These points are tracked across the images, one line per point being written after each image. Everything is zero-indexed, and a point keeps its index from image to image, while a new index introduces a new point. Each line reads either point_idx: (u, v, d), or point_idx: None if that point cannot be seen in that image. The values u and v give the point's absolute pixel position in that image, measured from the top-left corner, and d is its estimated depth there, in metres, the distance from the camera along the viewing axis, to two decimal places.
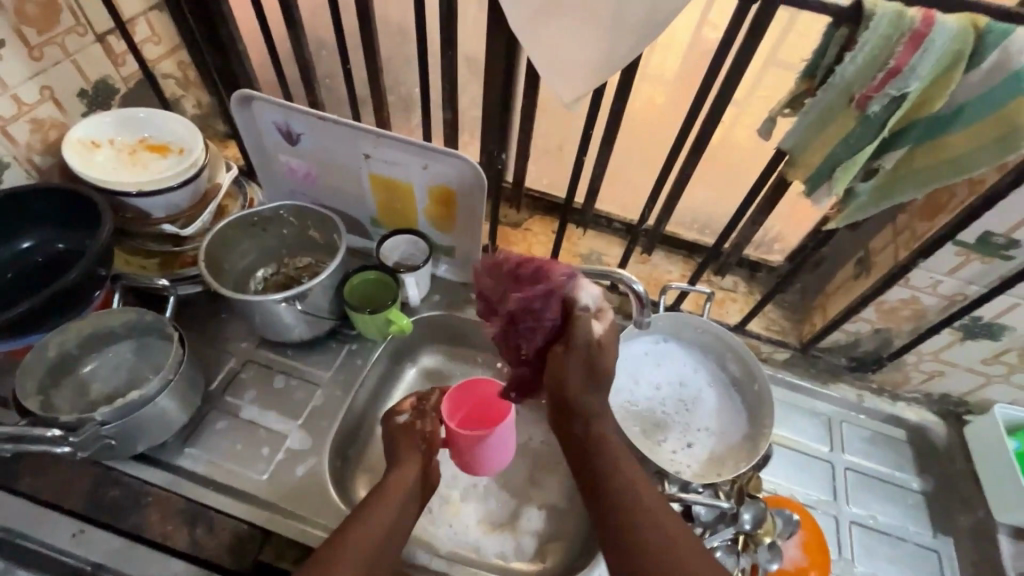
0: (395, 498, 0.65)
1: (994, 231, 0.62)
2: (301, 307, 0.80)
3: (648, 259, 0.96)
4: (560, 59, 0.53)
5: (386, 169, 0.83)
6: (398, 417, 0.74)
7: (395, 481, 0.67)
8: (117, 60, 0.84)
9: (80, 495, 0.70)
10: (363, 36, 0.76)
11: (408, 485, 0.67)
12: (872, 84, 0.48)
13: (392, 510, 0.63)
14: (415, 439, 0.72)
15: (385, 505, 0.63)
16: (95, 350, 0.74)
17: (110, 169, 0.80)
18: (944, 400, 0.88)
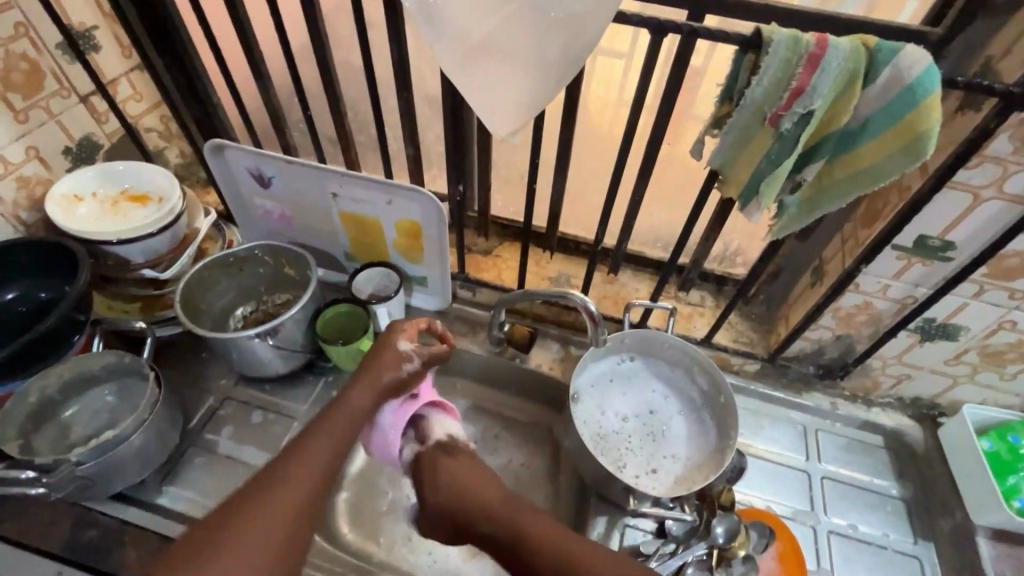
0: (348, 412, 0.65)
1: (929, 233, 0.64)
2: (274, 342, 0.82)
3: (616, 279, 0.98)
4: (491, 96, 0.57)
5: (354, 207, 0.87)
6: (403, 343, 0.71)
7: (347, 403, 0.66)
8: (100, 119, 0.90)
9: (59, 537, 0.71)
10: (326, 84, 0.81)
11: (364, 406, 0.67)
12: (780, 104, 0.52)
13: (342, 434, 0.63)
14: (392, 365, 0.70)
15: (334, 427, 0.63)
16: (76, 394, 0.77)
17: (92, 220, 0.84)
18: (917, 403, 0.88)
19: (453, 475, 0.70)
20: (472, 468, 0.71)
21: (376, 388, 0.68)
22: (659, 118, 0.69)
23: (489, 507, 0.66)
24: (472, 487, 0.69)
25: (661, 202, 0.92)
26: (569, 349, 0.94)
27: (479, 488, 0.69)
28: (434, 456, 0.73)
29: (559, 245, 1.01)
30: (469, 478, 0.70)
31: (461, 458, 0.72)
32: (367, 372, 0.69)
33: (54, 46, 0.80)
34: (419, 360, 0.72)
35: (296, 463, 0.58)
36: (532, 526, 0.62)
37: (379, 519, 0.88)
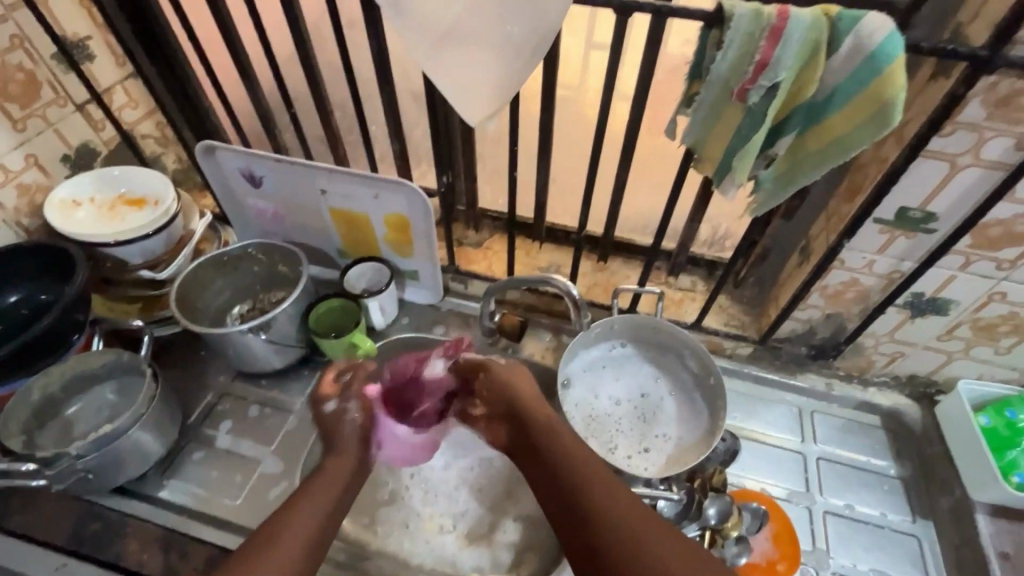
0: (338, 472, 0.64)
1: (909, 206, 0.64)
2: (268, 337, 0.84)
3: (606, 267, 0.98)
4: (462, 83, 0.58)
5: (342, 202, 0.88)
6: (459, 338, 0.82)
7: (335, 465, 0.65)
8: (96, 126, 0.93)
9: (64, 530, 0.73)
10: (311, 83, 0.83)
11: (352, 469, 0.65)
12: (746, 78, 0.52)
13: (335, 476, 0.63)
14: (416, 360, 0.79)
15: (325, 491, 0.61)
16: (78, 392, 0.80)
17: (91, 224, 0.86)
18: (914, 382, 0.87)
19: (504, 388, 0.69)
20: (526, 385, 0.69)
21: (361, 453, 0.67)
22: (635, 101, 0.69)
23: (540, 421, 0.64)
24: (524, 397, 0.67)
25: (647, 188, 0.92)
26: (561, 337, 0.95)
27: (535, 404, 0.66)
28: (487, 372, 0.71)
29: (549, 235, 1.01)
30: (522, 385, 0.69)
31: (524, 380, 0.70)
32: (335, 440, 0.68)
33: (49, 56, 0.83)
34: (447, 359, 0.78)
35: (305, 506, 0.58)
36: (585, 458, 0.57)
37: (377, 510, 0.89)
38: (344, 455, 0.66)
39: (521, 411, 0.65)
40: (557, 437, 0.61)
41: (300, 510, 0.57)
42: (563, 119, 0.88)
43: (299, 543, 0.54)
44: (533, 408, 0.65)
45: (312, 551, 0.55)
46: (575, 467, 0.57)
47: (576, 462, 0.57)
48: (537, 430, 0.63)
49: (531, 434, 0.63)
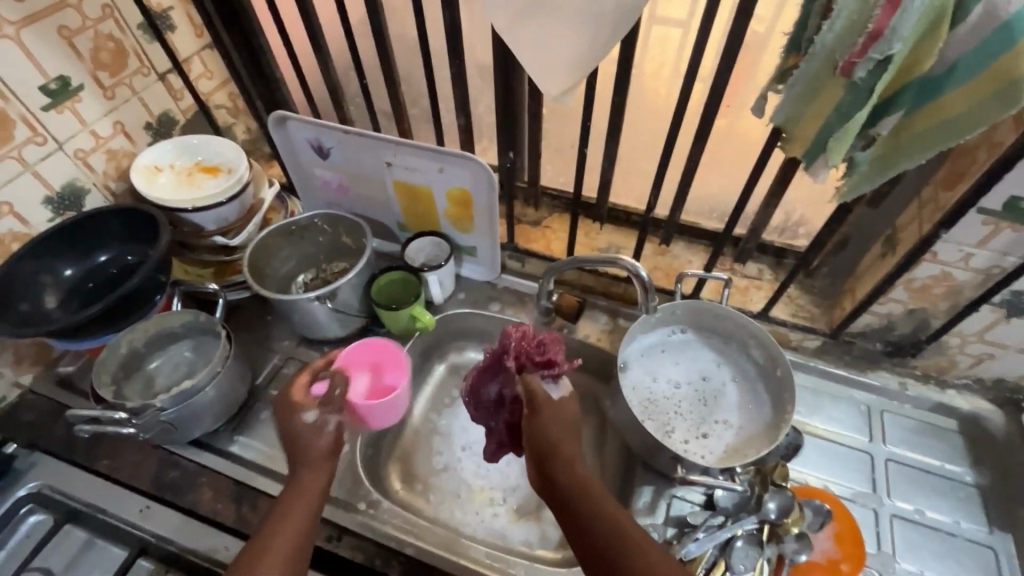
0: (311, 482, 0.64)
1: (1022, 195, 0.59)
2: (333, 306, 0.86)
3: (667, 251, 0.96)
4: (544, 56, 0.57)
5: (407, 175, 0.89)
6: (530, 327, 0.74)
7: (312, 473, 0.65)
8: (176, 95, 0.96)
9: (146, 476, 0.79)
10: (381, 55, 0.83)
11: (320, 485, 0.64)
12: (854, 50, 0.48)
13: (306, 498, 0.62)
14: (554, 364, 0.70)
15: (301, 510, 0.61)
16: (159, 349, 0.84)
17: (171, 189, 0.90)
18: (999, 386, 0.81)
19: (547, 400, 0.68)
20: (568, 422, 0.68)
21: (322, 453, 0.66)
22: (718, 77, 0.66)
23: (573, 459, 0.64)
24: (563, 447, 0.65)
25: (717, 169, 0.88)
26: (618, 320, 0.94)
27: (575, 450, 0.65)
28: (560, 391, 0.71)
29: (609, 216, 0.99)
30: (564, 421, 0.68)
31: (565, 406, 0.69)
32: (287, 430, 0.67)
33: (136, 26, 0.86)
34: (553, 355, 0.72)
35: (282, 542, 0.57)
36: (612, 505, 0.59)
37: (430, 478, 0.91)
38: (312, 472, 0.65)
39: (556, 466, 0.63)
40: (596, 492, 0.60)
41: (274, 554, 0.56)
42: (634, 97, 0.85)
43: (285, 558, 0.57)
44: (570, 444, 0.65)
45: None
46: (603, 502, 0.60)
47: (603, 499, 0.60)
48: (566, 451, 0.64)
49: (562, 464, 0.63)
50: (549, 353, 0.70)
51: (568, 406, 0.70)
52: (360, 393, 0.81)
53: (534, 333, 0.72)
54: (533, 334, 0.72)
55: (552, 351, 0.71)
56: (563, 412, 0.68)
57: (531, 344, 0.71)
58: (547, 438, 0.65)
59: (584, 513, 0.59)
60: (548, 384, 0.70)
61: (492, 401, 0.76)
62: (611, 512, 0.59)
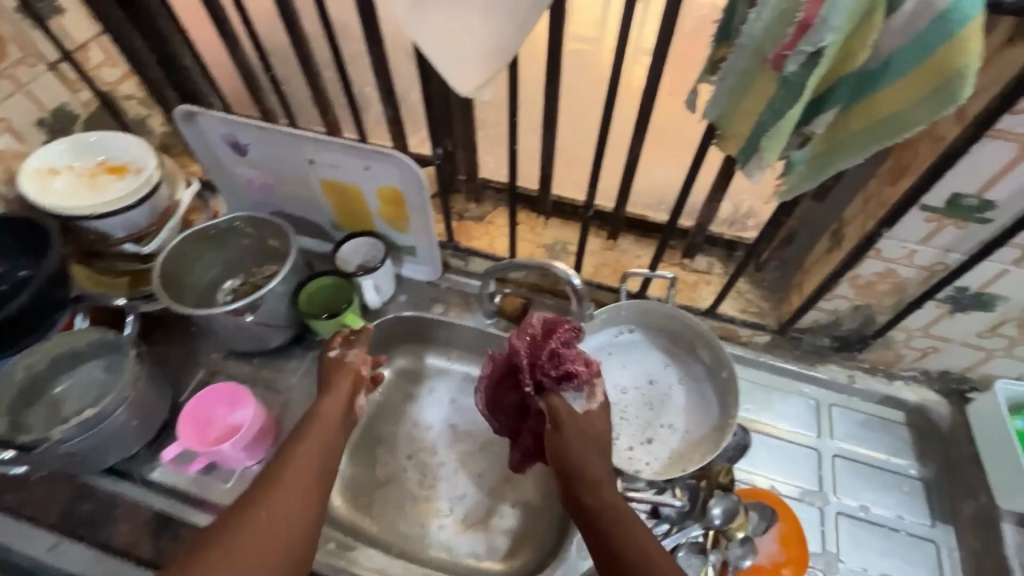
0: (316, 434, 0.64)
1: (964, 192, 0.56)
2: (255, 318, 0.80)
3: (616, 246, 0.91)
4: (450, 47, 0.51)
5: (333, 173, 0.82)
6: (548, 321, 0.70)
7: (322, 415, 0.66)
8: (73, 87, 0.87)
9: (56, 509, 0.73)
10: (294, 41, 0.75)
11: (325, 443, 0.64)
12: (784, 42, 0.43)
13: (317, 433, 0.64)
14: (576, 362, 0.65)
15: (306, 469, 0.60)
16: (65, 370, 0.78)
17: (70, 194, 0.82)
18: (944, 378, 0.80)
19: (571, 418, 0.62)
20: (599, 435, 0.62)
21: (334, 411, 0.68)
22: (652, 66, 0.61)
23: (601, 481, 0.58)
24: (590, 471, 0.59)
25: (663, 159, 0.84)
26: (566, 320, 0.90)
27: (602, 472, 0.59)
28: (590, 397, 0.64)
29: (555, 210, 0.94)
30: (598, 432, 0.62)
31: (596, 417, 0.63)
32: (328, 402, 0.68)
33: (13, 10, 0.76)
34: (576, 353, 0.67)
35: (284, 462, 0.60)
36: (642, 534, 0.54)
37: (372, 492, 0.86)
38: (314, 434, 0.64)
39: (583, 488, 0.58)
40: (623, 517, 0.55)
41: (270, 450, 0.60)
42: None
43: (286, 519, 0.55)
44: (599, 465, 0.59)
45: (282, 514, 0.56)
46: (631, 529, 0.54)
47: (633, 525, 0.55)
48: (593, 472, 0.59)
49: (587, 485, 0.58)
50: (566, 363, 0.65)
51: (596, 421, 0.63)
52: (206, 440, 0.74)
53: (545, 340, 0.67)
54: (548, 342, 0.66)
55: (567, 360, 0.65)
56: (595, 422, 0.63)
57: (546, 355, 0.65)
58: (573, 460, 0.59)
59: (611, 539, 0.54)
60: (570, 397, 0.64)
61: (515, 409, 0.71)
62: (640, 541, 0.53)
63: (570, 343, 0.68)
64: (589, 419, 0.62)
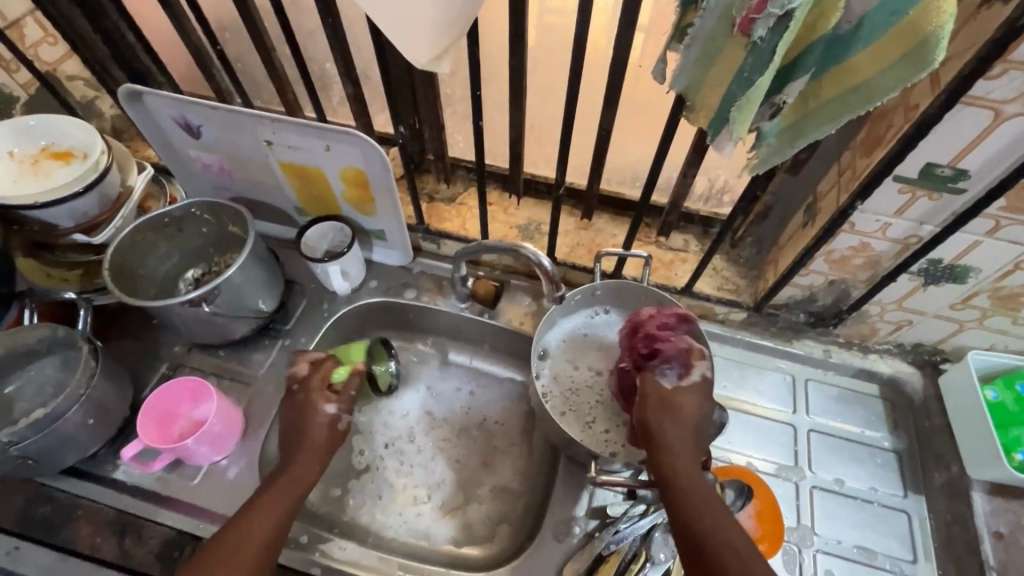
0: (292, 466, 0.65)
1: (937, 162, 0.55)
2: (213, 308, 0.77)
3: (591, 225, 0.89)
4: (398, 14, 0.47)
5: (293, 155, 0.78)
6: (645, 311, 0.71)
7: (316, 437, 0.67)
8: (8, 67, 0.82)
9: (13, 512, 0.70)
10: (243, 14, 0.70)
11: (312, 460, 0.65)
12: (751, 5, 0.41)
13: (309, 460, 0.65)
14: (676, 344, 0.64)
15: (277, 499, 0.62)
16: (16, 368, 0.74)
17: (11, 182, 0.77)
18: (918, 350, 0.80)
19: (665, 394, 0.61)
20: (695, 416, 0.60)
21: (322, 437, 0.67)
22: (619, 34, 0.58)
23: (683, 455, 0.57)
24: (681, 448, 0.58)
25: None
26: (541, 302, 0.88)
27: (690, 452, 0.58)
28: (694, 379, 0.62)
29: (528, 189, 0.92)
30: (692, 409, 0.60)
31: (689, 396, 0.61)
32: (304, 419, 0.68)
33: None
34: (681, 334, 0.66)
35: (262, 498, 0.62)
36: (727, 516, 0.54)
37: (349, 480, 0.83)
38: (298, 458, 0.65)
39: (670, 464, 0.57)
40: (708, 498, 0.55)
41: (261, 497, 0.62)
42: None
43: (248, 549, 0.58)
44: (682, 439, 0.58)
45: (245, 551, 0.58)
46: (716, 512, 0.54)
47: (718, 507, 0.54)
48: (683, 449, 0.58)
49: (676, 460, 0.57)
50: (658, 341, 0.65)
51: (688, 399, 0.61)
52: (164, 434, 0.72)
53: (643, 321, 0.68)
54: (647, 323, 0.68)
55: (668, 338, 0.65)
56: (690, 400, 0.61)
57: (640, 337, 0.67)
58: (662, 436, 0.58)
59: (695, 517, 0.53)
60: (661, 372, 0.63)
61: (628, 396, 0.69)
62: (724, 523, 0.53)
63: (671, 325, 0.67)
64: (682, 397, 0.61)
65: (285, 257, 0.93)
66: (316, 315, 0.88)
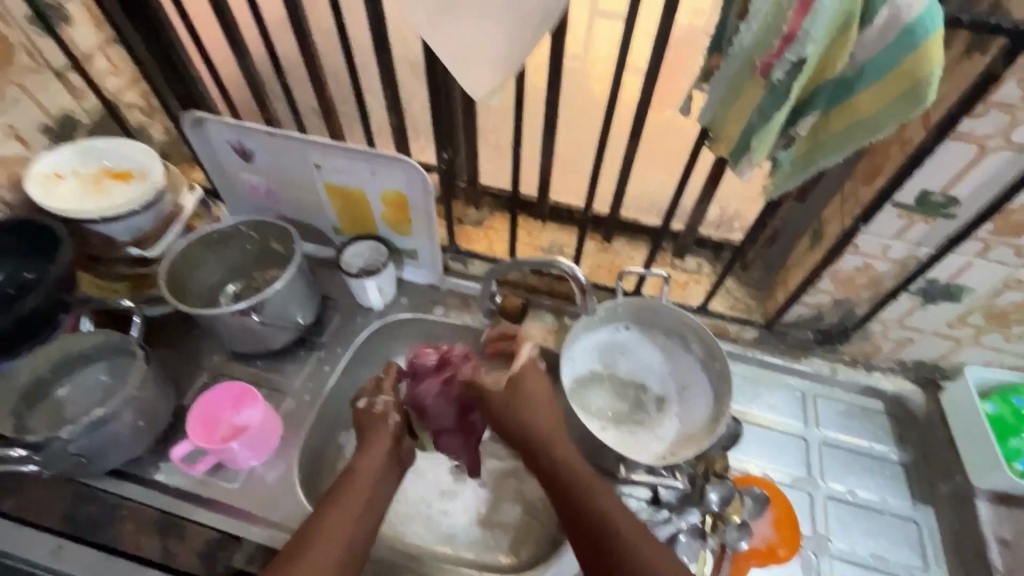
0: (358, 487, 0.67)
1: (931, 189, 0.61)
2: (260, 318, 0.81)
3: (610, 248, 0.96)
4: (464, 54, 0.54)
5: (338, 178, 0.85)
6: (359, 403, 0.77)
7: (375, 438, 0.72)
8: (77, 94, 0.88)
9: (59, 513, 0.72)
10: (304, 51, 0.78)
11: (380, 456, 0.70)
12: (771, 52, 0.48)
13: (376, 456, 0.70)
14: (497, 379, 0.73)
15: (355, 497, 0.66)
16: (68, 373, 0.77)
17: (74, 199, 0.82)
18: (919, 367, 0.86)
19: (540, 399, 0.70)
20: (534, 405, 0.69)
21: (379, 456, 0.70)
22: (647, 74, 0.65)
23: (554, 439, 0.67)
24: (552, 433, 0.68)
25: (655, 164, 0.89)
26: (563, 319, 0.93)
27: (557, 433, 0.68)
28: (523, 377, 0.71)
29: (551, 214, 0.99)
30: (538, 397, 0.70)
31: (534, 388, 0.71)
32: (367, 439, 0.72)
33: (23, 19, 0.78)
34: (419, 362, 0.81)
35: (343, 503, 0.65)
36: (604, 495, 0.62)
37: None
38: (368, 456, 0.70)
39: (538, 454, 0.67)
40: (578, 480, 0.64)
41: (338, 500, 0.65)
42: (570, 92, 0.84)
43: (333, 559, 0.60)
44: (545, 419, 0.68)
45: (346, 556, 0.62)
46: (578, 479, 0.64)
47: (601, 500, 0.62)
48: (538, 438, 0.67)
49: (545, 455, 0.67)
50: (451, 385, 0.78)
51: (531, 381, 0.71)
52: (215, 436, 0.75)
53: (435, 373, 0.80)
54: (589, 364, 0.84)
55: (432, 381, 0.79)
56: (550, 415, 0.69)
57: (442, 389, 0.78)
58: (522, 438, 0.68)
59: (579, 503, 0.62)
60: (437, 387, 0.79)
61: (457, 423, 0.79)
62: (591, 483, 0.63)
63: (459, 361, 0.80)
64: (523, 378, 0.71)
65: (319, 273, 0.99)
66: (350, 328, 0.93)
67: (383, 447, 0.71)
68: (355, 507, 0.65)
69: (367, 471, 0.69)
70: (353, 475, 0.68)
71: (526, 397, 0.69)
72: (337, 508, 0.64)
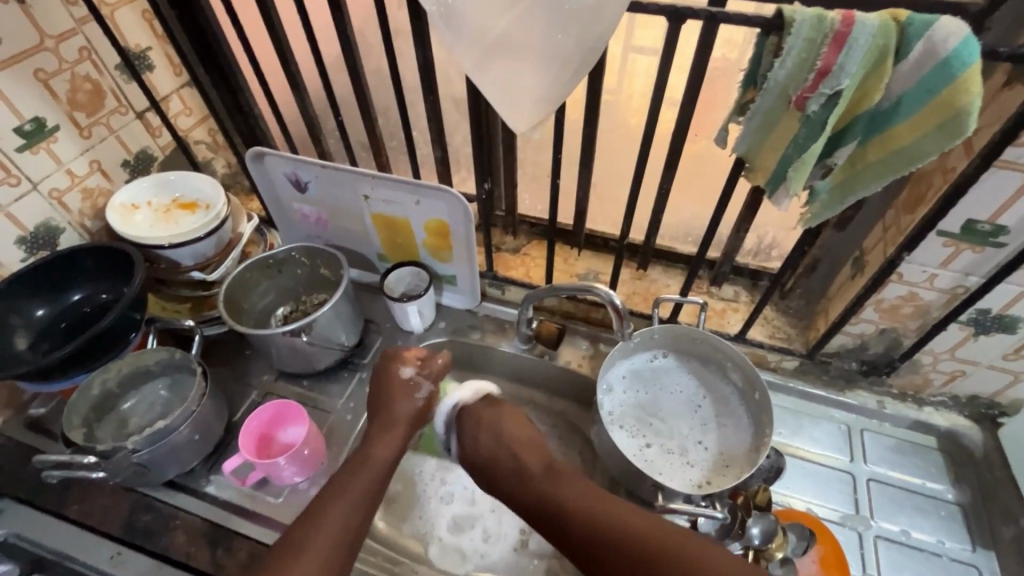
0: (367, 470, 0.69)
1: (978, 218, 0.61)
2: (308, 339, 0.85)
3: (645, 275, 0.98)
4: (508, 94, 0.58)
5: (384, 208, 0.89)
6: (403, 370, 0.78)
7: (390, 419, 0.75)
8: (154, 132, 0.97)
9: (119, 520, 0.77)
10: (357, 93, 0.84)
11: (393, 442, 0.72)
12: (806, 86, 0.50)
13: (393, 438, 0.73)
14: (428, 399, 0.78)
15: (361, 481, 0.68)
16: (134, 388, 0.83)
17: (146, 227, 0.90)
18: (974, 403, 0.82)
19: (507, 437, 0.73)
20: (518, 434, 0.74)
21: (393, 437, 0.73)
22: (682, 107, 0.68)
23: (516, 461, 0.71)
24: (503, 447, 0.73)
25: (689, 193, 0.90)
26: (598, 346, 0.94)
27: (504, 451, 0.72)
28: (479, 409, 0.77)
29: (587, 242, 1.01)
30: (510, 426, 0.74)
31: (494, 415, 0.75)
32: (387, 414, 0.75)
33: (113, 67, 0.87)
34: (426, 380, 0.78)
35: (356, 477, 0.68)
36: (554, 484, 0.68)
37: (413, 512, 0.86)
38: (384, 434, 0.73)
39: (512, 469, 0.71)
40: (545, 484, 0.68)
41: (353, 474, 0.68)
42: (607, 124, 0.87)
43: (338, 520, 0.63)
44: (508, 442, 0.73)
45: (344, 533, 0.63)
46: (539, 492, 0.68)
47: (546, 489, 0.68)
48: (540, 491, 0.68)
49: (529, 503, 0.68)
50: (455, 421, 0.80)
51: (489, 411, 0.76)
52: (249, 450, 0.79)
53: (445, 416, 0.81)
54: (625, 390, 0.84)
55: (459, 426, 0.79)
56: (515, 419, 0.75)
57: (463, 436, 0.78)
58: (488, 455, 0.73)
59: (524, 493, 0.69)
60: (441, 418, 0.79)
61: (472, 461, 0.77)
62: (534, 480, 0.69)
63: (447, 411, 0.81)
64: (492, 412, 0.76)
65: (365, 298, 1.03)
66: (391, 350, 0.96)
67: (398, 436, 0.73)
68: (366, 483, 0.67)
69: (385, 452, 0.71)
70: (364, 459, 0.70)
71: (483, 423, 0.75)
72: (351, 487, 0.67)
